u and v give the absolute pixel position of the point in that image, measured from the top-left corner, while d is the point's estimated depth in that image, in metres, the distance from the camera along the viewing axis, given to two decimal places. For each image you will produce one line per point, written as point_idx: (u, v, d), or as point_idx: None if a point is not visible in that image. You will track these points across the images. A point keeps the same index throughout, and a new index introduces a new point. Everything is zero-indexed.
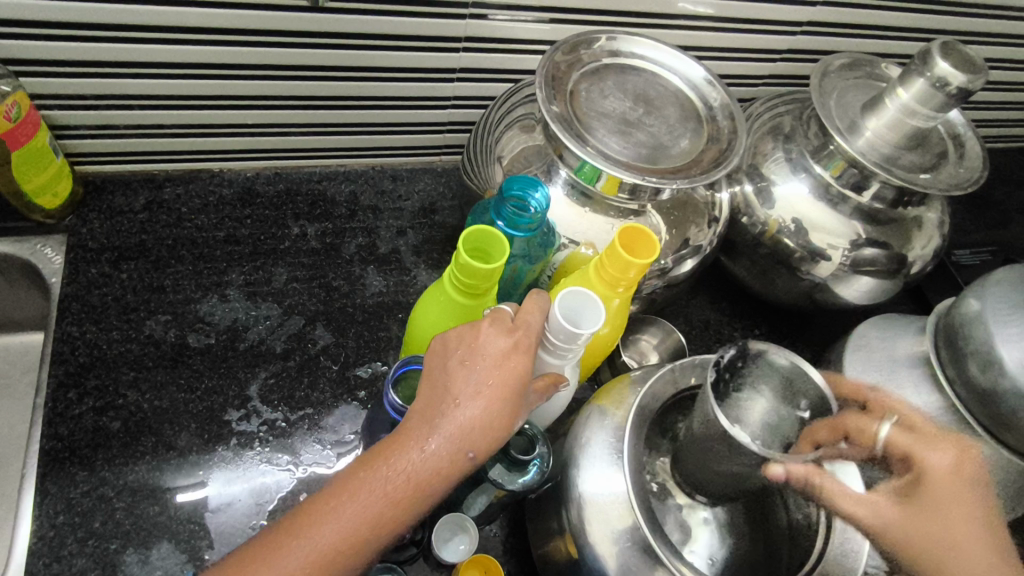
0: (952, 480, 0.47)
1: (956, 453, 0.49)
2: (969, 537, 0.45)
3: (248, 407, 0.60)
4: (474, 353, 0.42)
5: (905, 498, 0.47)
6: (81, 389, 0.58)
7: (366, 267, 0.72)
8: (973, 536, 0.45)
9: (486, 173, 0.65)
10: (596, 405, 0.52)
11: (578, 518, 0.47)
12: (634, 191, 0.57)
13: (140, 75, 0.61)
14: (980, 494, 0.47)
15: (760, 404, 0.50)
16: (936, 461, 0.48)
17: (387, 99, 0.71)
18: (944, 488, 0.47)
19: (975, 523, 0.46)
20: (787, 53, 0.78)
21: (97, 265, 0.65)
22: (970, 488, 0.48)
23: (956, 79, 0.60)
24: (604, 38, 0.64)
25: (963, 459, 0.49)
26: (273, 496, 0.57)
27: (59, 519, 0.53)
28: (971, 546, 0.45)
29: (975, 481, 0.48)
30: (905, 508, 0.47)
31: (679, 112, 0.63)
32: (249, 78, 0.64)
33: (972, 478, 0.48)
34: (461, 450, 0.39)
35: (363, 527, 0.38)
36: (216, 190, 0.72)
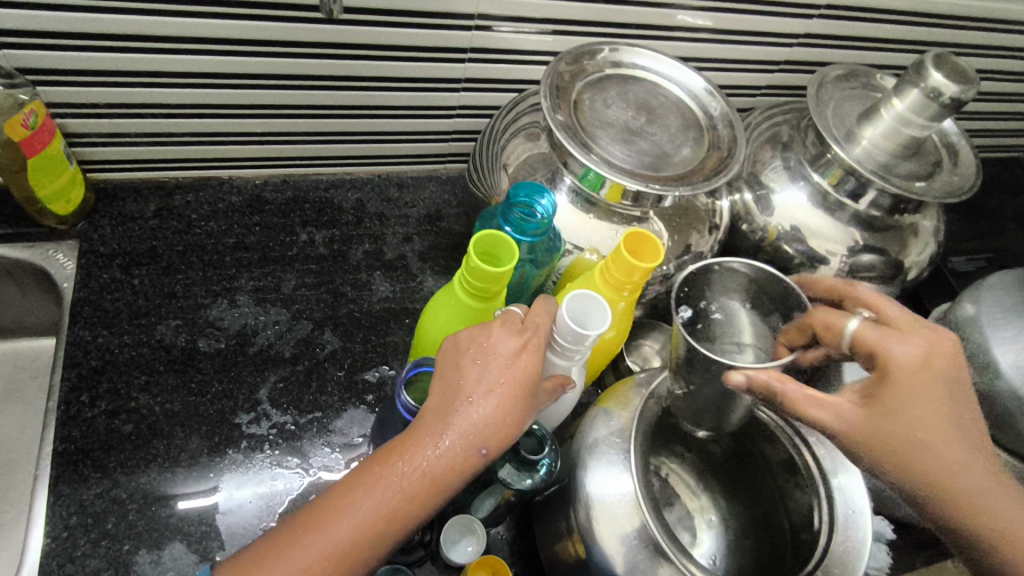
0: (923, 375, 0.44)
1: (926, 345, 0.45)
2: (932, 434, 0.43)
3: (258, 411, 0.61)
4: (486, 352, 0.43)
5: (873, 398, 0.44)
6: (94, 393, 0.59)
7: (373, 273, 0.73)
8: (937, 433, 0.43)
9: (491, 180, 0.66)
10: (602, 408, 0.54)
11: (586, 518, 0.48)
12: (638, 199, 0.59)
13: (153, 85, 0.62)
14: (949, 387, 0.44)
15: (735, 313, 0.55)
16: (907, 353, 0.44)
17: (394, 108, 0.73)
18: (914, 383, 0.43)
19: (943, 425, 0.43)
20: (785, 65, 0.80)
21: (109, 271, 0.66)
22: (941, 386, 0.44)
23: (949, 90, 0.62)
24: (607, 50, 0.65)
25: (931, 350, 0.45)
26: (283, 499, 0.57)
27: (72, 520, 0.53)
28: (937, 441, 0.43)
29: (946, 372, 0.44)
30: (872, 409, 0.44)
31: (681, 122, 0.65)
32: (259, 87, 0.66)
33: (942, 368, 0.44)
34: (473, 447, 0.40)
35: (378, 521, 0.39)
36: (225, 197, 0.74)
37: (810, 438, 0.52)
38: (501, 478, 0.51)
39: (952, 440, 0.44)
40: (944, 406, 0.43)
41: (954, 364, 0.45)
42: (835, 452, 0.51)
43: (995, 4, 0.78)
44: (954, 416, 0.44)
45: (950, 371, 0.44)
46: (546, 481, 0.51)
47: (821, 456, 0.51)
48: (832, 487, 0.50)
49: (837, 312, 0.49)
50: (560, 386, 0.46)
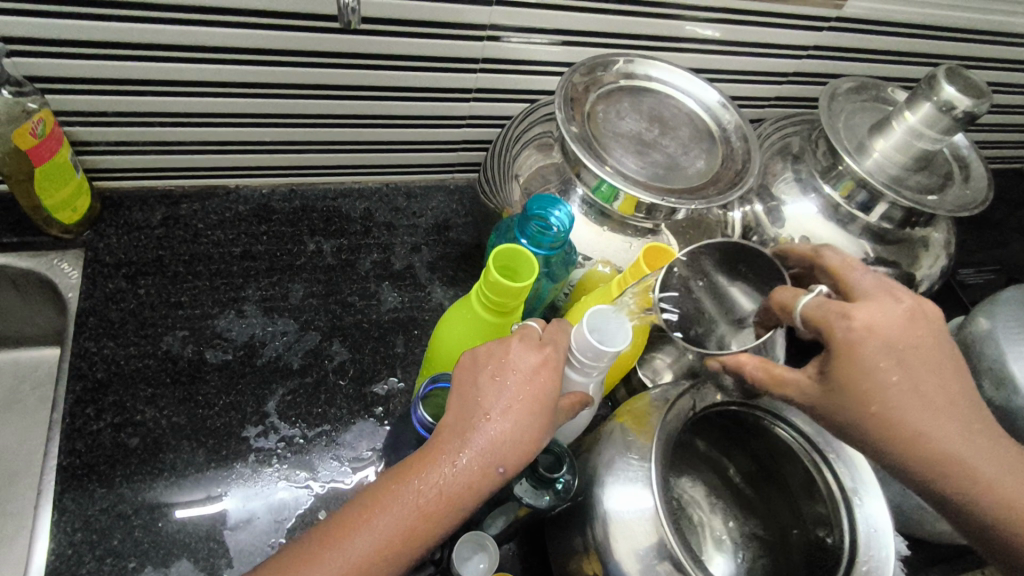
0: (872, 347, 0.44)
1: (878, 311, 0.45)
2: (897, 396, 0.44)
3: (266, 424, 0.60)
4: (503, 368, 0.42)
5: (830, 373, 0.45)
6: (99, 405, 0.58)
7: (381, 283, 0.72)
8: (904, 394, 0.44)
9: (504, 191, 0.66)
10: (619, 423, 0.53)
11: (604, 535, 0.48)
12: (651, 211, 0.58)
13: (162, 93, 0.61)
14: (900, 353, 0.44)
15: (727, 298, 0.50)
16: (858, 322, 0.44)
17: (404, 118, 0.72)
18: (865, 354, 0.44)
19: (898, 393, 0.44)
20: (794, 76, 0.80)
21: (115, 281, 0.65)
22: (893, 353, 0.44)
23: (962, 104, 0.62)
24: (621, 61, 0.65)
25: (883, 317, 0.45)
26: (291, 513, 0.57)
27: (77, 536, 0.52)
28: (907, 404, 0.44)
29: (897, 339, 0.44)
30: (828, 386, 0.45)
31: (693, 134, 0.65)
32: (269, 97, 0.65)
33: (891, 335, 0.44)
34: (491, 464, 0.40)
35: (394, 540, 0.38)
36: (232, 207, 0.73)
37: (829, 455, 0.52)
38: (517, 495, 0.51)
39: (911, 405, 0.44)
40: (896, 373, 0.44)
41: (906, 327, 0.45)
42: (855, 468, 0.51)
43: (1005, 17, 0.78)
44: (909, 381, 0.45)
45: (901, 336, 0.45)
46: (563, 499, 0.51)
47: (841, 473, 0.51)
48: (852, 505, 0.49)
49: (790, 289, 0.46)
50: (579, 403, 0.46)
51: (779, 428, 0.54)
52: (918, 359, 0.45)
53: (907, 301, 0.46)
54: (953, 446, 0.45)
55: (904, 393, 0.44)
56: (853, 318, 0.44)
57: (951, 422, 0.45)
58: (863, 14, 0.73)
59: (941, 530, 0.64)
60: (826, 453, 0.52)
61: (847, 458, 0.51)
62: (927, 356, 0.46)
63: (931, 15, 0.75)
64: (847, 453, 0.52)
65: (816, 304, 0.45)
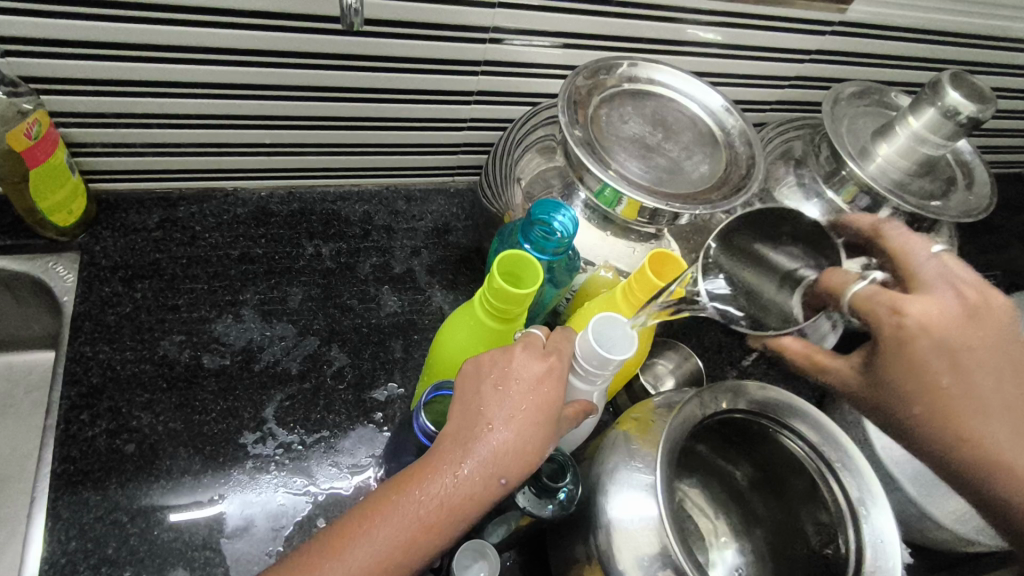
0: (925, 343, 0.44)
1: (934, 306, 0.45)
2: (947, 392, 0.45)
3: (263, 430, 0.60)
4: (507, 376, 0.42)
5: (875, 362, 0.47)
6: (94, 411, 0.57)
7: (381, 287, 0.71)
8: (954, 392, 0.45)
9: (506, 195, 0.65)
10: (622, 431, 0.53)
11: (607, 544, 0.47)
12: (654, 216, 0.58)
13: (159, 94, 0.61)
14: (955, 352, 0.45)
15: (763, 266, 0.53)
16: (916, 314, 0.45)
17: (404, 120, 0.72)
18: (921, 348, 0.45)
19: (947, 394, 0.45)
20: (797, 80, 0.80)
21: (111, 284, 0.64)
22: (945, 354, 0.45)
23: (967, 109, 0.61)
24: (625, 64, 0.64)
25: (940, 314, 0.45)
26: (289, 521, 0.56)
27: (71, 545, 0.51)
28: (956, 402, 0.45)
29: (952, 339, 0.45)
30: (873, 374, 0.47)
31: (697, 138, 0.64)
32: (267, 98, 0.64)
33: (948, 332, 0.45)
34: (495, 475, 0.39)
35: (395, 552, 0.37)
36: (230, 209, 0.72)
37: (836, 464, 0.52)
38: (520, 504, 0.50)
39: (960, 407, 0.46)
40: (948, 374, 0.45)
41: (962, 325, 0.45)
42: (862, 479, 0.50)
43: (1007, 23, 0.78)
44: (962, 382, 0.45)
45: (958, 335, 0.45)
46: (566, 509, 0.50)
47: (847, 483, 0.50)
48: (859, 515, 0.49)
49: (840, 275, 0.48)
50: (584, 411, 0.46)
51: (786, 438, 0.54)
52: (973, 358, 0.46)
53: (965, 296, 0.47)
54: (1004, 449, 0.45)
55: (955, 390, 0.45)
56: (908, 320, 0.44)
57: (1002, 422, 0.46)
58: (867, 19, 0.72)
59: (942, 538, 0.64)
60: (834, 463, 0.52)
61: (854, 469, 0.51)
62: (985, 356, 0.46)
63: (934, 20, 0.75)
64: (853, 463, 0.52)
65: (870, 294, 0.46)
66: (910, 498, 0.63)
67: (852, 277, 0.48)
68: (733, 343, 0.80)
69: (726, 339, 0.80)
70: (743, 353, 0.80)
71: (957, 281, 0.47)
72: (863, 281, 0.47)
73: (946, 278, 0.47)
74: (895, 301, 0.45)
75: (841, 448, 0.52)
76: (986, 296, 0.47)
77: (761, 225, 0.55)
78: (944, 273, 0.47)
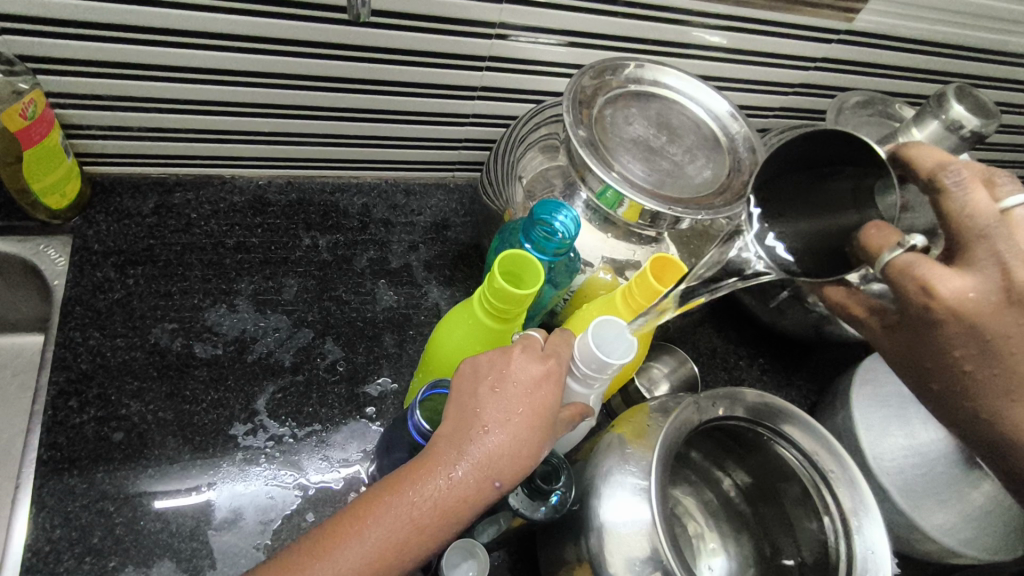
0: (948, 328, 0.42)
1: (969, 289, 0.41)
2: (968, 372, 0.44)
3: (255, 421, 0.59)
4: (505, 379, 0.41)
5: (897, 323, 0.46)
6: (82, 398, 0.56)
7: (377, 281, 0.71)
8: (978, 374, 0.43)
9: (506, 193, 0.65)
10: (618, 434, 0.52)
11: (599, 546, 0.47)
12: (654, 219, 0.57)
13: (159, 78, 0.60)
14: (991, 337, 0.41)
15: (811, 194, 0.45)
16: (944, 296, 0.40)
17: (407, 113, 0.71)
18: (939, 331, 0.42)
19: (975, 377, 0.43)
20: (801, 87, 0.79)
21: (103, 269, 0.63)
22: (976, 340, 0.42)
23: (969, 123, 0.62)
24: (632, 65, 0.64)
25: (973, 299, 0.41)
26: (278, 514, 0.55)
27: (56, 534, 0.50)
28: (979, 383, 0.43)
29: (986, 326, 0.41)
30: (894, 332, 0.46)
31: (701, 143, 0.64)
32: (269, 87, 0.63)
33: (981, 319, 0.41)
34: (489, 478, 0.39)
35: (386, 554, 0.36)
36: (226, 197, 0.71)
37: (830, 473, 0.52)
38: (512, 505, 0.49)
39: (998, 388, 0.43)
40: (983, 357, 0.42)
41: (1002, 309, 0.41)
42: (856, 490, 0.50)
43: (1012, 38, 0.78)
44: (996, 364, 0.42)
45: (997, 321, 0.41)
46: (558, 512, 0.50)
47: (840, 494, 0.51)
48: (852, 526, 0.49)
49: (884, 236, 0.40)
50: (580, 414, 0.45)
51: (781, 447, 0.54)
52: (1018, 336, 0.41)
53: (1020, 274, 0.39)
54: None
55: (979, 372, 0.43)
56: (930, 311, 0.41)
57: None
58: (873, 28, 0.72)
59: (930, 550, 0.64)
60: (827, 471, 0.52)
61: (848, 478, 0.51)
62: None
63: (939, 33, 0.74)
64: (848, 473, 0.51)
65: (899, 265, 0.40)
66: (899, 509, 0.63)
67: (893, 240, 0.40)
68: (728, 348, 0.81)
69: (721, 345, 0.80)
70: (738, 359, 0.80)
71: (1014, 255, 0.40)
72: (901, 249, 0.40)
73: (1002, 251, 0.40)
74: (923, 279, 0.41)
75: (836, 458, 0.52)
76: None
77: (799, 152, 0.45)
78: (1000, 246, 0.40)
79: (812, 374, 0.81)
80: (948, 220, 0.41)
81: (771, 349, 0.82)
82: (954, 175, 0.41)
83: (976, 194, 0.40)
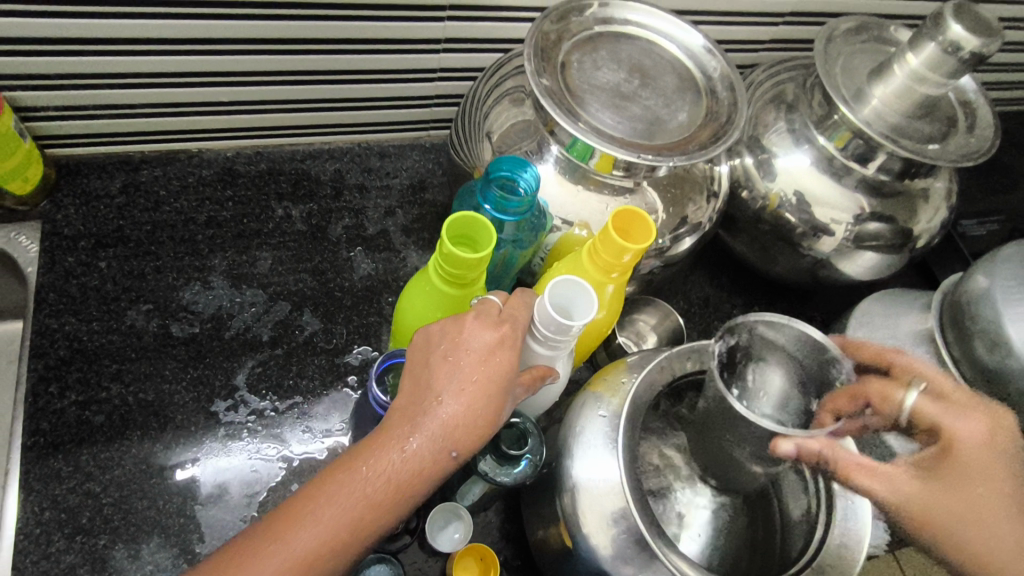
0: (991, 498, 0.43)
1: (534, 379, 0.43)
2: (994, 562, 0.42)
3: (235, 397, 0.59)
4: (457, 348, 0.40)
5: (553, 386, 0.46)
6: (62, 383, 0.56)
7: (354, 249, 0.70)
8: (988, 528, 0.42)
9: (475, 152, 0.62)
10: (591, 392, 0.51)
11: (572, 508, 0.47)
12: (630, 168, 0.55)
13: (105, 53, 0.58)
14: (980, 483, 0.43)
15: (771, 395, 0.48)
16: (519, 391, 0.42)
17: (371, 73, 0.68)
18: (970, 463, 0.43)
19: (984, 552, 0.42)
20: (790, 16, 0.75)
21: (74, 254, 0.62)
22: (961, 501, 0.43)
23: (969, 44, 0.58)
24: (596, 5, 0.60)
25: (965, 444, 0.44)
26: (263, 487, 0.56)
27: (45, 515, 0.51)
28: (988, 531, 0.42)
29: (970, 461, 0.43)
30: (924, 480, 0.44)
31: (677, 83, 0.60)
32: (219, 54, 0.61)
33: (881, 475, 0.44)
34: (444, 449, 0.38)
35: (343, 531, 0.36)
36: (195, 171, 0.70)
37: None
38: (482, 471, 0.49)
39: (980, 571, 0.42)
40: None
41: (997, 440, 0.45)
42: None
43: None
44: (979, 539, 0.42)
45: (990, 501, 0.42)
46: (530, 475, 0.49)
47: None
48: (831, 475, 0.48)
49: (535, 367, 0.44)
50: (543, 377, 0.44)
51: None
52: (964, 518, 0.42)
53: (966, 451, 0.44)
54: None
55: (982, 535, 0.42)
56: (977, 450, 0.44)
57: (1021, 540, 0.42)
58: None
59: None
60: None
61: None
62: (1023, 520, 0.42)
63: None
64: None
65: (535, 376, 0.43)
66: None
67: (536, 370, 0.44)
68: (720, 297, 0.79)
69: (714, 294, 0.79)
70: (731, 308, 0.78)
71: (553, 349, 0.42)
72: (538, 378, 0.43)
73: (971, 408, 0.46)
74: (528, 379, 0.43)
75: None
76: (974, 438, 0.44)
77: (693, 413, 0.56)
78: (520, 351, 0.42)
79: (809, 319, 0.79)
80: (513, 346, 0.41)
81: (765, 296, 0.80)
82: (477, 321, 0.41)
83: (485, 328, 0.41)
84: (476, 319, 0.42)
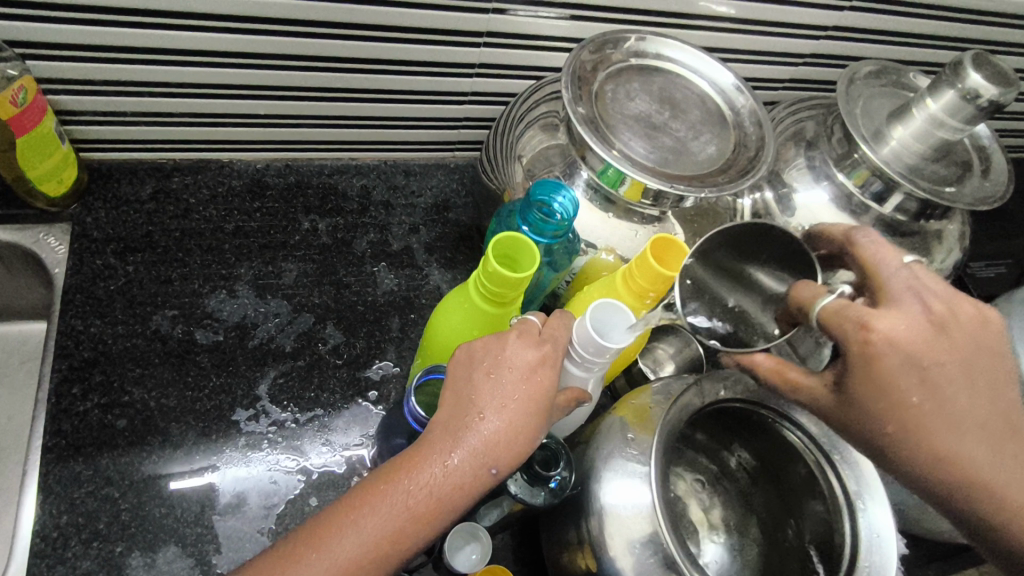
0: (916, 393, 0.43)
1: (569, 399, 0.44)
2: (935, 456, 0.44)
3: (257, 407, 0.59)
4: (500, 365, 0.41)
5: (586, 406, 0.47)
6: (86, 385, 0.57)
7: (378, 265, 0.70)
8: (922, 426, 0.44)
9: (507, 173, 0.63)
10: (619, 417, 0.52)
11: (599, 531, 0.47)
12: (657, 198, 0.56)
13: (150, 62, 0.59)
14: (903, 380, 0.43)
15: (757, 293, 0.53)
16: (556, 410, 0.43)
17: (405, 93, 0.69)
18: (894, 362, 0.43)
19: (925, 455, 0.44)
20: (810, 57, 0.77)
21: (103, 257, 0.63)
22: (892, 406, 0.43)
23: (988, 92, 0.60)
24: (633, 38, 0.62)
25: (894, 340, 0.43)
26: (281, 499, 0.56)
27: (63, 519, 0.51)
28: (921, 428, 0.44)
29: (898, 361, 0.43)
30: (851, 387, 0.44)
31: (706, 117, 0.62)
32: (261, 68, 0.62)
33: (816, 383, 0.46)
34: (484, 464, 0.38)
35: (383, 541, 0.36)
36: (225, 181, 0.70)
37: (835, 456, 0.50)
38: (512, 491, 0.50)
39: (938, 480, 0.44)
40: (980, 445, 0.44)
41: (931, 333, 0.44)
42: (859, 472, 0.49)
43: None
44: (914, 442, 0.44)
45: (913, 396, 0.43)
46: (558, 496, 0.50)
47: (844, 476, 0.49)
48: (856, 508, 0.48)
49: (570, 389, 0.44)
50: (576, 399, 0.45)
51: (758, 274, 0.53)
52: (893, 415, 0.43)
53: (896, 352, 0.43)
54: (971, 459, 0.44)
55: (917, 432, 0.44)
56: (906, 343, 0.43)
57: (953, 431, 0.44)
58: None
59: (937, 529, 0.64)
60: (832, 452, 0.50)
61: (852, 462, 0.49)
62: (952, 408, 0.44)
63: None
64: (852, 455, 0.50)
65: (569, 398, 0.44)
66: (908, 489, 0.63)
67: (571, 392, 0.44)
68: None
69: None
70: None
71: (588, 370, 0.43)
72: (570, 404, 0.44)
73: (910, 293, 0.45)
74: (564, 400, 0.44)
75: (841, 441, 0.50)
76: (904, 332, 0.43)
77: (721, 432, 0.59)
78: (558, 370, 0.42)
79: None
80: (553, 366, 0.42)
81: None
82: (518, 339, 0.42)
83: (527, 346, 0.42)
84: (518, 336, 0.42)
